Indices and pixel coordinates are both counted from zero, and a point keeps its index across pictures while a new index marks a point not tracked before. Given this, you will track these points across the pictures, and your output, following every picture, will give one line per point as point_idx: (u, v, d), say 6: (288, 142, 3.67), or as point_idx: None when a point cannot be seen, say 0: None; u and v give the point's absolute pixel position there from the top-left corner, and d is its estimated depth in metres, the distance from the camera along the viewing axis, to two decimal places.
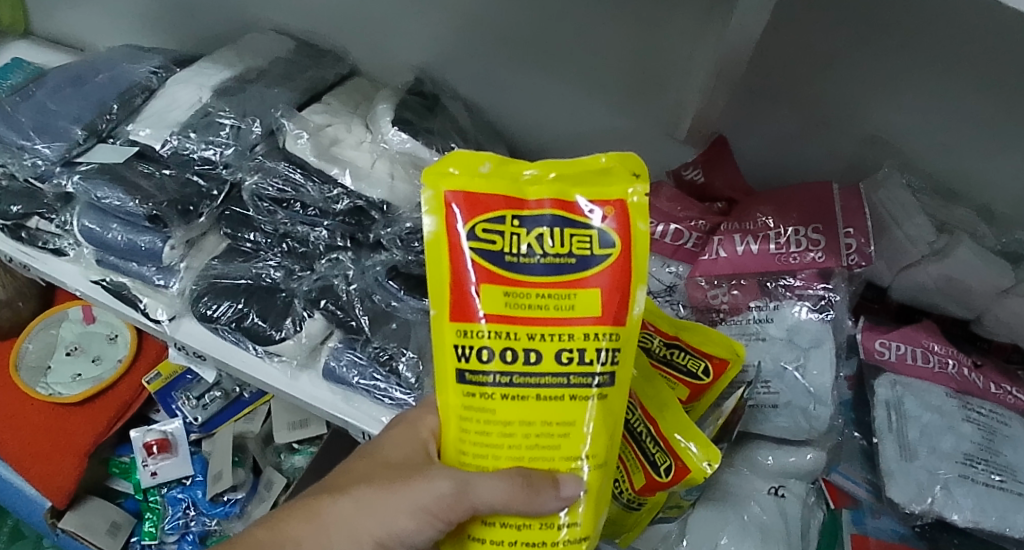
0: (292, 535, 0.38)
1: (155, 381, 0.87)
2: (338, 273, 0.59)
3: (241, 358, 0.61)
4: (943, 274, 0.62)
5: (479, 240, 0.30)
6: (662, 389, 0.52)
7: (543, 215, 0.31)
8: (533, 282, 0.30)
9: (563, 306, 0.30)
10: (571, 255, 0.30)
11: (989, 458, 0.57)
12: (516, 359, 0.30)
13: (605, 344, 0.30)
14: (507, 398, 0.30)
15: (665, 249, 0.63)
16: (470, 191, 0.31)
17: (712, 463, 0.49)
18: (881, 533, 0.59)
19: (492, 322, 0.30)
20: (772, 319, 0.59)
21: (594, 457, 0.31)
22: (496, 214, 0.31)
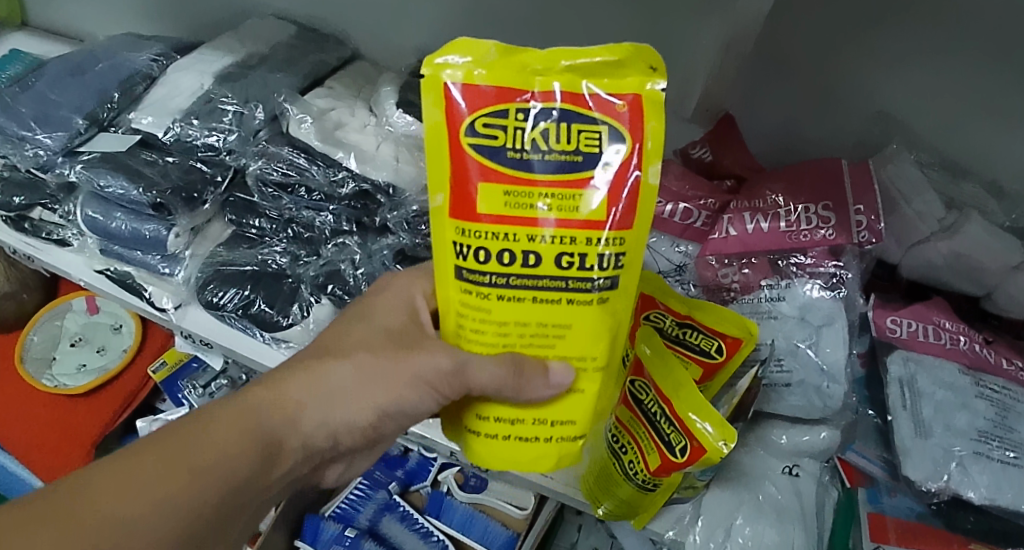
0: (295, 397, 0.39)
1: (160, 371, 0.88)
2: (344, 258, 0.58)
3: (249, 345, 0.60)
4: (953, 251, 0.60)
5: (481, 136, 0.32)
6: (676, 369, 0.52)
7: (551, 109, 0.32)
8: (535, 182, 0.32)
9: (566, 207, 0.32)
10: (577, 152, 0.32)
11: (1003, 435, 0.57)
12: (514, 261, 0.32)
13: (604, 249, 0.32)
14: (502, 298, 0.33)
15: (673, 228, 0.62)
16: (473, 84, 0.32)
17: (729, 442, 0.48)
18: (898, 511, 0.60)
19: (490, 224, 0.32)
20: (784, 297, 0.58)
21: (588, 359, 0.35)
22: (499, 108, 0.32)
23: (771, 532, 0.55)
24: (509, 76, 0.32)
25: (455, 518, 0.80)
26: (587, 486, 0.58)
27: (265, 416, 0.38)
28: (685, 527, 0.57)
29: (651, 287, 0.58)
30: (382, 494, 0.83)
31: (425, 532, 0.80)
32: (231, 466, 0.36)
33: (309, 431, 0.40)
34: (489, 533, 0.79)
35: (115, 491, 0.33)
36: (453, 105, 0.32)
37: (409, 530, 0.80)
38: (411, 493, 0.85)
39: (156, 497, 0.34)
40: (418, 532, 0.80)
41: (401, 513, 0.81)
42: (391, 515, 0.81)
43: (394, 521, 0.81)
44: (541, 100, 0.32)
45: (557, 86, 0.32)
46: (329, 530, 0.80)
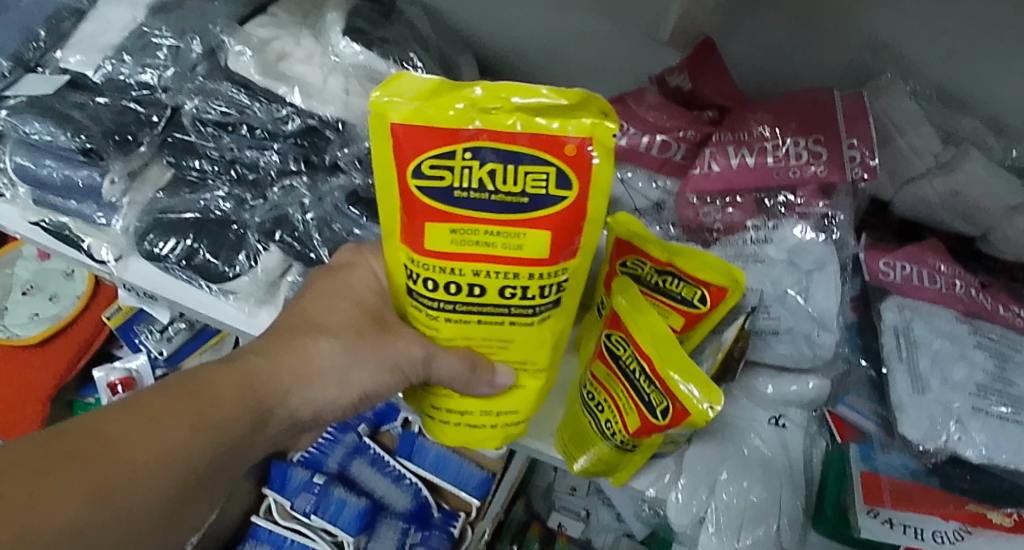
0: (288, 372, 0.40)
1: (116, 316, 0.85)
2: (292, 201, 0.52)
3: (195, 297, 0.55)
4: (950, 188, 0.57)
5: (428, 178, 0.34)
6: (657, 323, 0.46)
7: (498, 150, 0.33)
8: (483, 221, 0.34)
9: (510, 246, 0.35)
10: (522, 195, 0.34)
11: (1002, 389, 0.52)
12: (461, 290, 0.37)
13: (545, 283, 0.37)
14: (451, 318, 0.38)
15: (652, 162, 0.57)
16: (423, 125, 0.33)
17: (715, 405, 0.42)
18: (892, 470, 0.55)
19: (439, 257, 0.36)
20: (771, 240, 0.54)
21: (529, 362, 0.41)
22: (446, 149, 0.33)
23: (757, 490, 0.51)
24: (456, 119, 0.33)
25: (427, 461, 0.82)
26: (563, 442, 0.53)
27: (267, 381, 0.39)
28: (666, 486, 0.52)
29: (625, 232, 0.53)
30: (351, 438, 0.87)
31: (397, 475, 0.84)
32: (232, 424, 0.37)
33: (297, 407, 0.40)
34: (462, 475, 0.80)
35: (139, 431, 0.34)
36: (401, 143, 0.34)
37: (380, 474, 0.85)
38: (381, 433, 0.88)
39: (164, 441, 0.34)
40: (389, 476, 0.84)
41: (371, 457, 0.86)
42: (363, 459, 0.86)
43: (364, 464, 0.86)
44: (485, 139, 0.33)
45: (506, 126, 0.33)
46: (298, 477, 0.83)
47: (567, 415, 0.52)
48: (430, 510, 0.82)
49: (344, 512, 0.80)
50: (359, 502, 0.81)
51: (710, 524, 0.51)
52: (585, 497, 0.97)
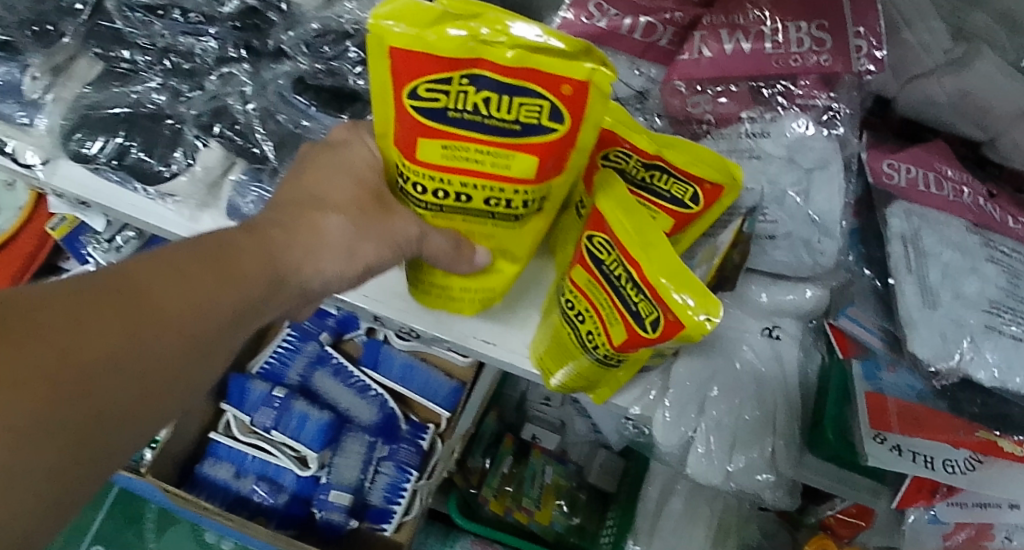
0: (296, 241, 0.35)
1: (60, 227, 0.79)
2: (231, 91, 0.47)
3: (130, 202, 0.46)
4: (958, 88, 0.52)
5: (423, 100, 0.33)
6: (645, 221, 0.41)
7: (494, 84, 0.31)
8: (473, 140, 0.33)
9: (498, 164, 0.34)
10: (515, 122, 0.32)
11: (1015, 307, 0.48)
12: (447, 197, 0.37)
13: (524, 196, 0.36)
14: (436, 218, 0.38)
15: (634, 47, 0.52)
16: (417, 50, 0.31)
17: (714, 317, 0.36)
18: (898, 390, 0.50)
19: (428, 167, 0.35)
20: (769, 134, 0.49)
21: (506, 255, 0.41)
22: (442, 75, 0.32)
23: (751, 408, 0.47)
24: (456, 50, 0.30)
25: (394, 369, 0.81)
26: (536, 353, 0.47)
27: (278, 249, 0.34)
28: (651, 403, 0.47)
29: (611, 115, 0.45)
30: (313, 347, 0.83)
31: (361, 386, 0.81)
32: (250, 285, 0.32)
33: (308, 279, 0.35)
34: (432, 384, 0.80)
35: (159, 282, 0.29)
36: (398, 66, 0.32)
37: (344, 385, 0.81)
38: (344, 342, 0.85)
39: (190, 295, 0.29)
40: (354, 388, 0.81)
41: (334, 366, 0.82)
42: (325, 369, 0.82)
43: (326, 376, 0.82)
44: (483, 72, 0.31)
45: (507, 63, 0.30)
46: (257, 391, 0.79)
47: (545, 328, 0.47)
48: (397, 423, 0.80)
49: (307, 426, 0.78)
50: (322, 415, 0.78)
51: (700, 443, 0.47)
52: (560, 408, 0.84)
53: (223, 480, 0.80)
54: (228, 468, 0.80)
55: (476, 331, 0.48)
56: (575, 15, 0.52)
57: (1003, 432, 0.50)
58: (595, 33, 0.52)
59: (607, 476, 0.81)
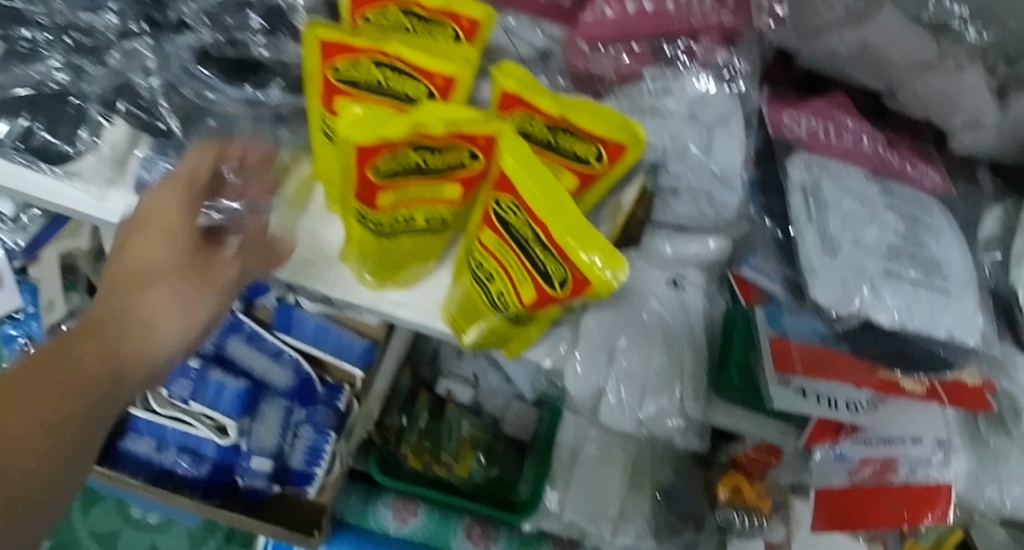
0: (80, 333, 0.36)
1: None
2: (134, 66, 0.47)
3: (37, 185, 0.46)
4: (860, 40, 0.53)
5: (382, 168, 0.41)
6: (550, 180, 0.41)
7: (430, 144, 0.41)
8: (419, 183, 0.43)
9: (435, 194, 0.45)
10: (446, 167, 0.43)
11: (914, 251, 0.51)
12: (397, 224, 0.45)
13: (449, 210, 0.46)
14: (389, 244, 0.46)
15: (535, 6, 0.52)
16: (373, 140, 0.39)
17: (617, 273, 0.39)
18: (801, 334, 0.52)
19: (386, 210, 0.43)
20: (671, 92, 0.50)
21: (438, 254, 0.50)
22: (395, 150, 0.40)
23: (660, 353, 0.49)
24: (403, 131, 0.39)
25: (308, 332, 0.80)
26: (449, 310, 0.49)
27: (97, 343, 0.36)
28: (562, 357, 0.50)
29: (514, 84, 0.46)
30: (224, 317, 0.80)
31: (274, 351, 0.81)
32: (86, 383, 0.34)
33: (150, 354, 0.38)
34: (344, 344, 0.80)
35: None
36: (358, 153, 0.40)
37: (254, 351, 0.80)
38: (255, 308, 0.82)
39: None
40: (267, 352, 0.81)
41: (246, 334, 0.80)
42: (237, 337, 0.80)
43: (239, 343, 0.80)
44: (422, 140, 0.40)
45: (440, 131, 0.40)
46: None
47: (454, 295, 0.49)
48: (312, 386, 0.81)
49: (223, 395, 0.78)
50: (238, 383, 0.79)
51: (611, 392, 0.49)
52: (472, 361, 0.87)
53: (144, 455, 0.78)
54: (149, 441, 0.79)
55: (386, 295, 0.49)
56: None
57: (903, 372, 0.53)
58: None
59: (519, 425, 0.87)
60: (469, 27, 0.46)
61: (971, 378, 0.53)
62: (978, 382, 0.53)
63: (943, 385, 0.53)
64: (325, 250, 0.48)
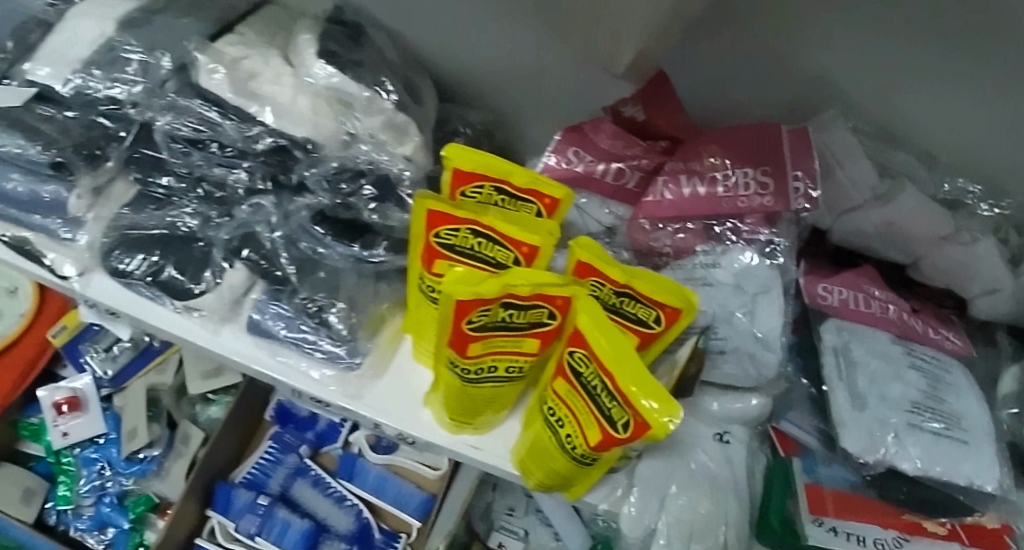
0: None
1: (59, 335, 0.77)
2: (260, 219, 0.55)
3: (158, 314, 0.56)
4: (885, 219, 0.60)
5: (474, 323, 0.46)
6: (618, 335, 0.45)
7: (517, 303, 0.46)
8: (505, 337, 0.48)
9: (517, 347, 0.49)
10: (529, 323, 0.48)
11: (935, 406, 0.56)
12: (481, 370, 0.49)
13: (528, 361, 0.51)
14: (472, 386, 0.51)
15: (605, 189, 0.60)
16: (468, 298, 0.44)
17: (675, 418, 0.42)
18: (833, 481, 0.58)
19: (473, 357, 0.48)
20: (719, 264, 0.57)
21: (512, 396, 0.54)
22: (486, 307, 0.45)
23: (705, 502, 0.54)
24: (495, 292, 0.44)
25: (368, 481, 0.83)
26: (519, 457, 0.55)
27: None
28: (618, 499, 0.57)
29: (588, 253, 0.51)
30: (292, 460, 0.84)
31: (337, 497, 0.83)
32: None
33: None
34: (402, 496, 0.82)
35: None
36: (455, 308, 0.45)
37: (322, 496, 0.83)
38: (321, 454, 0.87)
39: None
40: (331, 498, 0.83)
41: (312, 477, 0.84)
42: (304, 480, 0.84)
43: (306, 486, 0.83)
44: (510, 299, 0.45)
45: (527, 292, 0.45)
46: (242, 499, 0.81)
47: (531, 438, 0.54)
48: (370, 532, 0.81)
49: (288, 534, 0.79)
50: (303, 522, 0.80)
51: (661, 535, 0.54)
52: (524, 517, 0.96)
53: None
54: None
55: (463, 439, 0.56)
56: (557, 160, 0.60)
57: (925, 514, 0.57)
58: (572, 175, 0.60)
59: None
60: (551, 204, 0.53)
61: (991, 522, 0.57)
62: (996, 525, 0.57)
63: (964, 527, 0.57)
64: (415, 397, 0.56)
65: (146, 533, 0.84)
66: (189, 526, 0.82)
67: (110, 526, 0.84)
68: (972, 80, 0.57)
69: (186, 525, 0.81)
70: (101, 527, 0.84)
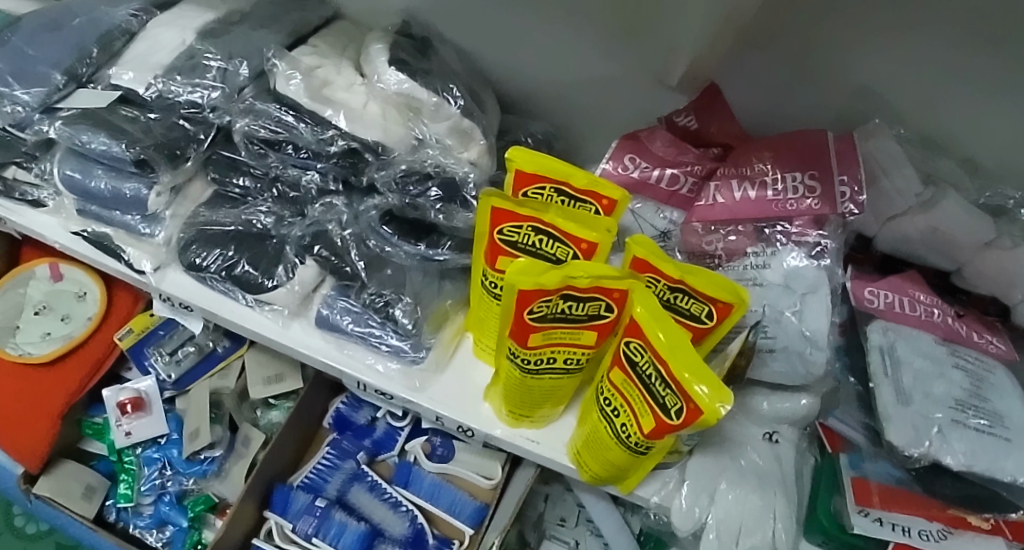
0: None
1: (125, 338, 0.73)
2: (332, 218, 0.58)
3: (231, 308, 0.60)
4: (929, 226, 0.62)
5: (536, 313, 0.48)
6: (671, 326, 0.47)
7: (577, 295, 0.48)
8: (565, 329, 0.50)
9: (575, 339, 0.51)
10: (587, 315, 0.50)
11: (979, 404, 0.57)
12: (540, 360, 0.52)
13: (585, 354, 0.53)
14: (531, 377, 0.53)
15: (660, 194, 0.63)
16: (531, 289, 0.47)
17: (726, 404, 0.44)
18: (880, 476, 0.60)
19: (533, 348, 0.51)
20: (769, 265, 0.59)
21: (567, 389, 0.56)
22: (547, 298, 0.48)
23: (753, 497, 0.58)
24: (557, 283, 0.47)
25: (423, 488, 0.74)
26: (574, 450, 0.57)
27: None
28: (670, 493, 0.60)
29: (644, 250, 0.53)
30: (350, 464, 0.75)
31: (393, 502, 0.73)
32: None
33: None
34: (456, 503, 0.72)
35: None
36: (519, 298, 0.48)
37: (377, 501, 0.74)
38: (378, 462, 0.77)
39: None
40: (387, 502, 0.73)
41: (369, 483, 0.74)
42: (360, 485, 0.74)
43: (362, 491, 0.74)
44: (570, 290, 0.48)
45: (587, 283, 0.48)
46: (299, 501, 0.71)
47: (585, 431, 0.56)
48: (424, 537, 0.71)
49: (345, 536, 0.70)
50: (359, 524, 0.71)
51: (711, 529, 0.58)
52: (575, 527, 0.80)
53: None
54: None
55: (520, 432, 0.59)
56: (613, 166, 0.63)
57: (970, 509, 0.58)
58: (627, 181, 0.63)
59: None
60: (608, 205, 0.55)
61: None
62: None
63: (1007, 522, 0.58)
64: (475, 392, 0.59)
65: (205, 532, 0.74)
66: (245, 526, 0.72)
67: (168, 524, 0.74)
68: (1015, 91, 0.59)
69: (242, 525, 0.71)
70: (160, 525, 0.74)
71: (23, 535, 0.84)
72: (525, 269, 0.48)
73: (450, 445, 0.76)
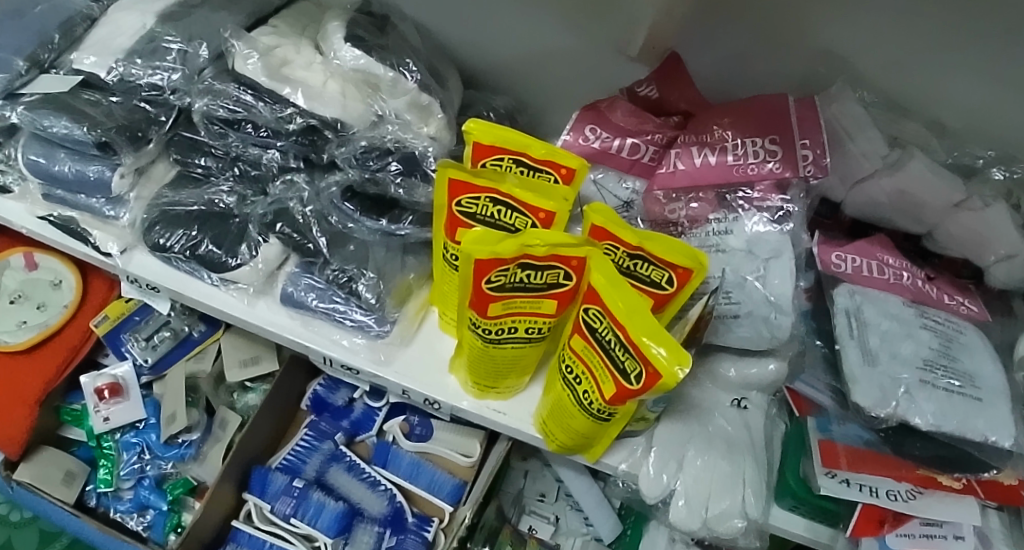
0: None
1: (100, 324, 0.73)
2: (293, 195, 0.58)
3: (198, 288, 0.61)
4: (897, 188, 0.62)
5: (494, 283, 0.48)
6: (630, 293, 0.47)
7: (534, 264, 0.49)
8: (523, 298, 0.51)
9: (534, 308, 0.52)
10: (546, 284, 0.50)
11: (947, 364, 0.57)
12: (502, 330, 0.52)
13: (546, 324, 0.53)
14: (494, 348, 0.53)
15: (622, 164, 0.63)
16: (487, 258, 0.47)
17: (685, 367, 0.44)
18: (847, 439, 0.60)
19: (493, 318, 0.51)
20: (732, 231, 0.59)
21: (532, 359, 0.57)
22: (505, 268, 0.48)
23: (721, 463, 0.58)
24: (512, 252, 0.47)
25: (402, 467, 0.74)
26: (541, 420, 0.58)
27: None
28: (637, 460, 0.61)
29: (601, 217, 0.54)
30: (328, 445, 0.75)
31: (372, 481, 0.73)
32: None
33: None
34: (435, 481, 0.73)
35: None
36: (476, 268, 0.48)
37: (356, 480, 0.74)
38: (355, 444, 0.77)
39: None
40: (365, 482, 0.73)
41: (347, 463, 0.74)
42: (339, 466, 0.74)
43: (341, 472, 0.74)
44: (527, 259, 0.48)
45: (544, 253, 0.48)
46: (277, 482, 0.72)
47: (550, 400, 0.57)
48: (403, 516, 0.72)
49: (323, 516, 0.70)
50: (338, 503, 0.71)
51: (679, 495, 0.58)
52: (555, 502, 0.80)
53: None
54: None
55: (488, 403, 0.59)
56: (574, 137, 0.63)
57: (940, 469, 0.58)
58: (590, 152, 0.63)
59: None
60: (567, 173, 0.55)
61: (1009, 479, 0.57)
62: (1013, 481, 0.57)
63: (978, 481, 0.58)
64: (440, 364, 0.60)
65: (185, 515, 0.74)
66: (226, 509, 0.73)
67: (148, 508, 0.75)
68: (981, 51, 0.59)
69: (220, 508, 0.71)
70: (140, 510, 0.75)
71: (8, 522, 0.85)
72: (481, 239, 0.48)
73: (428, 424, 0.75)
